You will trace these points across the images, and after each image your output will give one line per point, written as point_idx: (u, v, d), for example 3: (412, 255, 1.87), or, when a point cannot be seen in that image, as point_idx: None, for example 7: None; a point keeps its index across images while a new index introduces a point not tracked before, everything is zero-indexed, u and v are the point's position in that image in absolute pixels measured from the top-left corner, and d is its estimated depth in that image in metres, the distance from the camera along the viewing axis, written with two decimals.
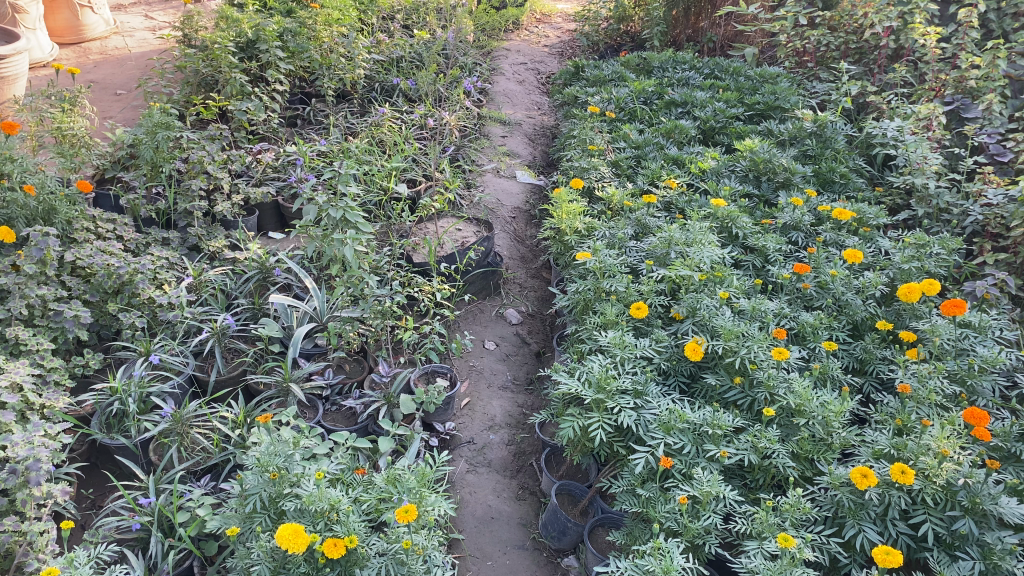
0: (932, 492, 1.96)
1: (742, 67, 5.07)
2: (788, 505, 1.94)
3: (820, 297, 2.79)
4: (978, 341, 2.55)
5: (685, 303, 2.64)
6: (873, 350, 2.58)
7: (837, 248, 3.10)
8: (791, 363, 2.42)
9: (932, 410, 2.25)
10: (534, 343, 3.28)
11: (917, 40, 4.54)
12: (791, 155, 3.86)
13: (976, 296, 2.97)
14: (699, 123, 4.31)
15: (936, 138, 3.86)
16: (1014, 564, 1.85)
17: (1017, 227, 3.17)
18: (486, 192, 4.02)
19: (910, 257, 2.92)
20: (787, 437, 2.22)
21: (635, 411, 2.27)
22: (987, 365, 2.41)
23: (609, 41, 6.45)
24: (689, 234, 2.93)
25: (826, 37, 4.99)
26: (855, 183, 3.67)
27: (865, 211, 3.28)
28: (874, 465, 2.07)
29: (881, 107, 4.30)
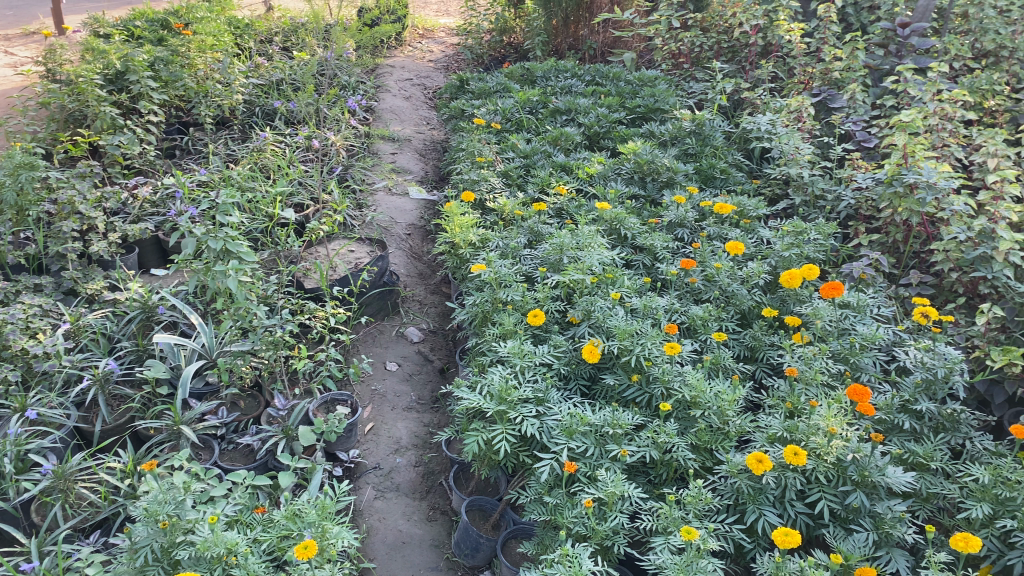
0: (825, 470, 2.03)
1: (623, 72, 5.18)
2: (691, 497, 1.97)
3: (708, 290, 2.87)
4: (857, 320, 2.68)
5: (579, 306, 2.66)
6: (762, 337, 2.66)
7: (721, 241, 3.20)
8: (684, 356, 2.48)
9: (820, 390, 2.34)
10: (437, 360, 3.24)
11: (783, 37, 4.74)
12: (672, 155, 3.96)
13: (853, 276, 3.11)
14: (584, 129, 4.38)
15: (806, 129, 4.03)
16: (904, 530, 1.96)
17: (886, 207, 3.34)
18: (378, 210, 3.96)
19: (789, 245, 3.05)
20: (685, 429, 2.27)
21: (537, 419, 2.27)
22: (866, 342, 2.53)
23: (493, 53, 6.49)
24: (579, 239, 2.96)
25: (698, 38, 5.16)
26: (735, 178, 3.83)
27: (745, 203, 3.41)
28: (769, 448, 2.12)
29: (755, 102, 4.46)
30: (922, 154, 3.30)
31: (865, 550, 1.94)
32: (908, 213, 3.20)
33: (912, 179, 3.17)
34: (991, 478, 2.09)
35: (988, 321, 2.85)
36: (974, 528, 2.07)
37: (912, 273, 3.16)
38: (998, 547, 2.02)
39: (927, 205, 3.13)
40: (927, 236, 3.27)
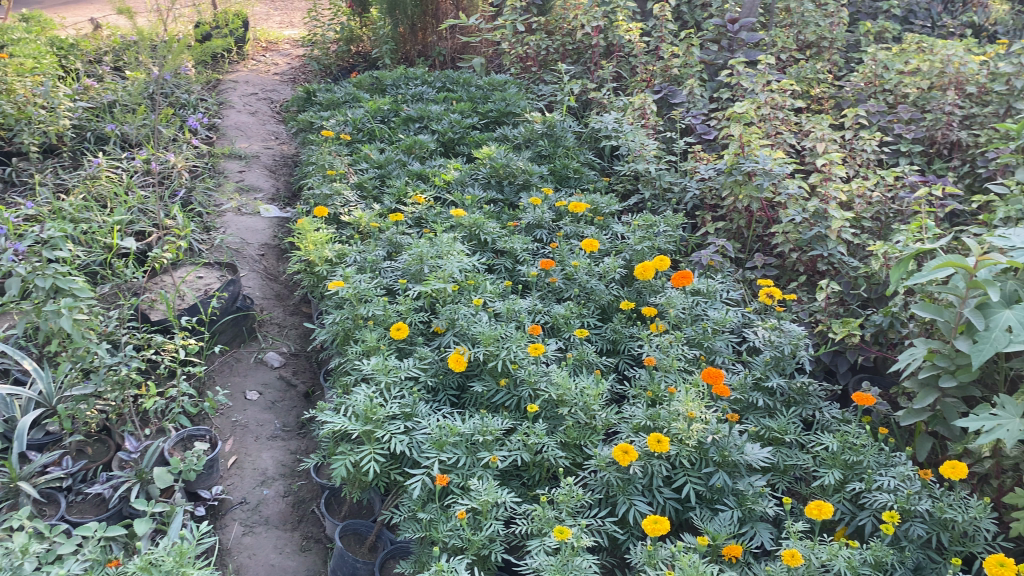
0: (688, 454, 2.09)
1: (472, 77, 5.19)
2: (562, 496, 1.98)
3: (569, 288, 2.91)
4: (708, 306, 2.79)
5: (443, 315, 2.62)
6: (622, 330, 2.72)
7: (578, 240, 3.25)
8: (549, 356, 2.50)
9: (679, 377, 2.41)
10: (300, 384, 3.14)
11: (623, 37, 4.90)
12: (526, 157, 4.00)
13: (703, 264, 3.24)
14: (438, 136, 4.35)
15: (651, 125, 4.17)
16: (765, 504, 2.06)
17: (729, 196, 3.49)
18: (227, 232, 3.80)
19: (642, 238, 3.14)
20: (554, 428, 2.28)
21: (406, 435, 2.22)
22: (718, 326, 2.64)
23: (341, 63, 6.37)
24: (437, 248, 2.93)
25: (543, 42, 5.23)
26: (588, 177, 3.93)
27: (598, 201, 3.48)
28: (634, 439, 2.17)
29: (601, 102, 4.57)
30: (757, 143, 3.47)
31: (731, 527, 2.01)
32: (749, 199, 3.36)
33: (750, 167, 3.32)
34: (839, 445, 2.21)
35: (828, 296, 3.03)
36: (828, 494, 2.19)
37: (757, 256, 3.32)
38: (850, 509, 2.15)
39: (765, 191, 3.30)
40: (768, 220, 3.45)
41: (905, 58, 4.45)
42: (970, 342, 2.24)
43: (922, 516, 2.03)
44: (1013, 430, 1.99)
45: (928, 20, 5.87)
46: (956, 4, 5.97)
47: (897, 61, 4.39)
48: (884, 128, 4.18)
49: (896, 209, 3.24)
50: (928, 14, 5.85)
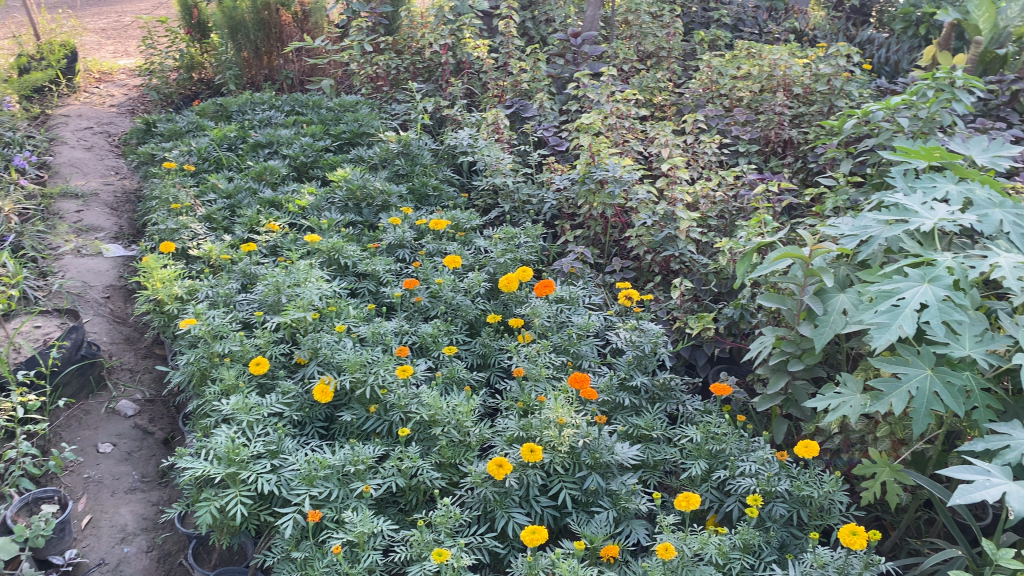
0: (561, 460, 2.12)
1: (322, 99, 5.09)
2: (440, 518, 1.96)
3: (435, 306, 2.88)
4: (571, 313, 2.83)
5: (305, 345, 2.54)
6: (491, 343, 2.72)
7: (441, 256, 3.24)
8: (418, 377, 2.47)
9: (547, 385, 2.44)
10: (159, 430, 2.97)
11: (471, 54, 4.95)
12: (382, 178, 3.96)
13: (564, 272, 3.29)
14: (289, 160, 4.24)
15: (505, 139, 4.22)
16: (638, 502, 2.11)
17: (584, 204, 3.58)
18: (67, 276, 3.55)
19: (504, 251, 3.17)
20: (428, 450, 2.26)
21: (273, 473, 2.14)
22: (582, 332, 2.69)
23: (183, 91, 6.10)
24: (294, 276, 2.84)
25: (393, 61, 5.18)
26: (447, 193, 3.92)
27: (459, 217, 3.49)
28: (508, 451, 2.17)
29: (455, 119, 4.60)
30: (606, 152, 3.58)
31: (607, 528, 2.05)
32: (603, 206, 3.46)
33: (601, 175, 3.43)
34: (703, 436, 2.30)
35: (683, 294, 3.15)
36: (696, 484, 2.26)
37: (615, 260, 3.41)
38: (717, 497, 2.22)
39: (617, 198, 3.41)
40: (622, 225, 3.56)
41: (737, 64, 4.72)
42: (811, 327, 2.38)
43: (783, 496, 2.13)
44: (855, 405, 2.13)
45: (756, 27, 6.23)
46: (778, 12, 6.41)
47: (730, 67, 4.64)
48: (723, 131, 4.41)
49: (738, 206, 3.42)
50: (755, 22, 6.22)
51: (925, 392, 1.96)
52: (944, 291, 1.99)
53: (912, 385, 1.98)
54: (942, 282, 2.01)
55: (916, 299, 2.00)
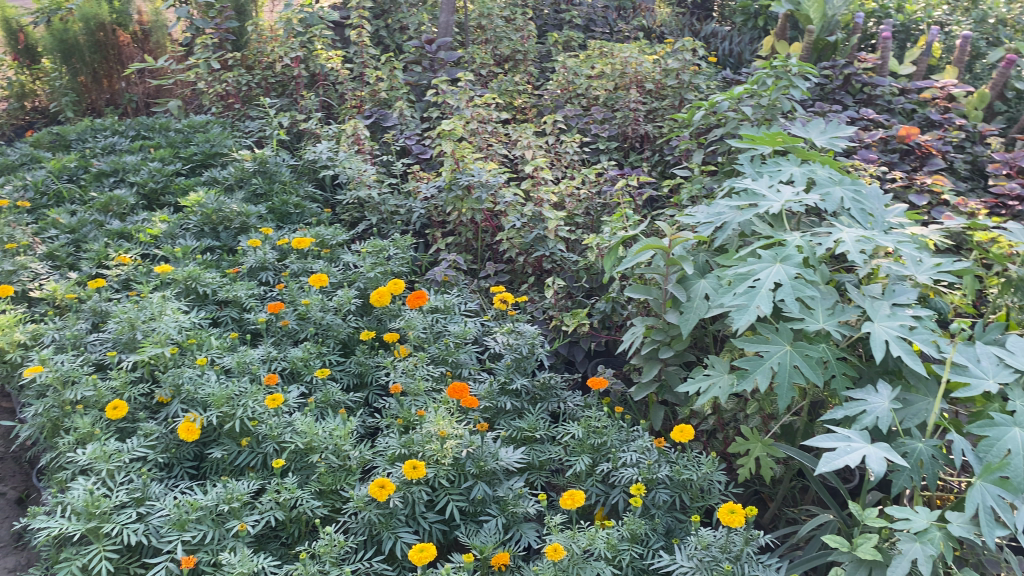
0: (445, 473, 2.09)
1: (170, 121, 4.84)
2: (323, 548, 1.88)
3: (303, 328, 2.78)
4: (447, 322, 2.80)
5: (166, 383, 2.39)
6: (366, 361, 2.65)
7: (307, 275, 3.14)
8: (291, 404, 2.37)
9: (427, 398, 2.40)
10: (10, 491, 2.74)
11: (325, 66, 4.83)
12: (239, 199, 3.79)
13: (437, 281, 3.25)
14: (138, 188, 4.01)
15: (366, 150, 4.15)
16: (526, 505, 2.11)
17: (452, 211, 3.56)
18: None
19: (373, 265, 3.10)
20: (306, 478, 2.18)
21: (140, 523, 2.00)
22: (459, 340, 2.66)
23: (14, 121, 5.66)
24: (149, 311, 2.68)
25: (243, 77, 4.99)
26: (310, 210, 3.83)
27: (323, 233, 3.39)
28: (391, 470, 2.12)
29: (313, 133, 4.48)
30: (470, 157, 3.57)
31: (497, 536, 2.04)
32: (471, 212, 3.44)
33: (466, 181, 3.41)
34: (584, 431, 2.33)
35: (556, 292, 3.17)
36: (581, 480, 2.28)
37: (488, 265, 3.40)
38: (603, 490, 2.25)
39: (484, 202, 3.40)
40: (492, 229, 3.56)
41: (590, 64, 4.81)
42: (678, 314, 2.44)
43: (664, 481, 2.18)
44: (724, 386, 2.19)
45: (607, 26, 6.37)
46: (626, 11, 6.60)
47: (584, 67, 4.72)
48: (582, 130, 4.49)
49: (602, 203, 3.49)
50: (605, 21, 6.37)
51: (785, 366, 2.04)
52: (795, 269, 2.08)
53: (773, 361, 2.06)
54: (792, 260, 2.10)
55: (770, 279, 2.08)
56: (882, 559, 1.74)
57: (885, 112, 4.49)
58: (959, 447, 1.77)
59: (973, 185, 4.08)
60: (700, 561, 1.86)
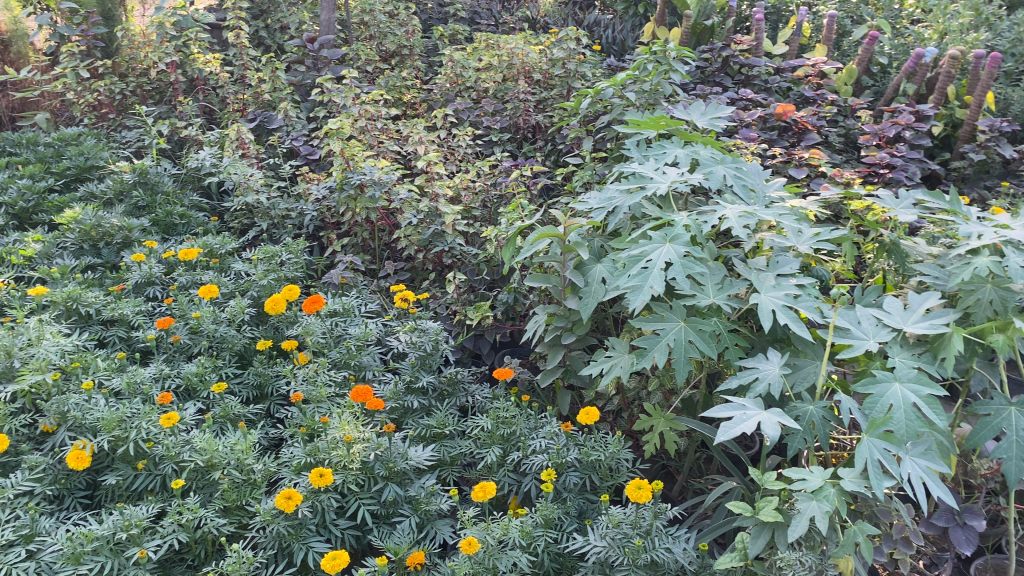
0: (354, 478, 2.05)
1: (38, 135, 4.57)
2: (231, 566, 1.82)
3: (196, 343, 2.68)
4: (347, 325, 2.75)
5: (50, 411, 2.26)
6: (266, 371, 2.57)
7: (197, 287, 3.02)
8: (188, 421, 2.29)
9: (331, 404, 2.36)
10: None
11: (203, 69, 4.65)
12: (119, 212, 3.62)
13: (334, 283, 3.19)
14: (6, 208, 3.77)
15: (252, 155, 4.03)
16: (439, 502, 2.10)
17: (346, 212, 3.49)
18: None
19: (266, 272, 3.02)
20: (209, 497, 2.10)
21: (30, 561, 1.89)
22: (361, 342, 2.62)
23: None
24: (25, 336, 2.52)
25: (117, 85, 4.76)
26: (196, 219, 3.72)
27: (212, 242, 3.28)
28: (297, 480, 2.06)
29: (195, 140, 4.32)
30: (360, 156, 3.51)
31: (411, 536, 2.02)
32: (366, 211, 3.39)
33: (359, 180, 3.35)
34: (493, 422, 2.32)
35: (457, 287, 3.16)
36: (493, 471, 2.28)
37: (387, 264, 3.35)
38: (515, 479, 2.26)
39: (378, 201, 3.35)
40: (388, 227, 3.51)
41: (477, 56, 4.80)
42: (576, 300, 2.47)
43: (574, 465, 2.20)
44: (625, 366, 2.24)
45: (492, 19, 6.37)
46: (510, 3, 6.62)
47: (472, 60, 4.72)
48: (474, 123, 4.49)
49: (497, 194, 3.49)
50: (490, 13, 6.36)
51: (681, 342, 2.10)
52: (684, 247, 2.14)
53: (670, 338, 2.11)
54: (681, 239, 2.16)
55: (661, 258, 2.13)
56: (783, 519, 1.81)
57: (762, 91, 4.66)
58: (846, 407, 1.85)
59: (846, 157, 4.30)
60: (612, 540, 1.89)
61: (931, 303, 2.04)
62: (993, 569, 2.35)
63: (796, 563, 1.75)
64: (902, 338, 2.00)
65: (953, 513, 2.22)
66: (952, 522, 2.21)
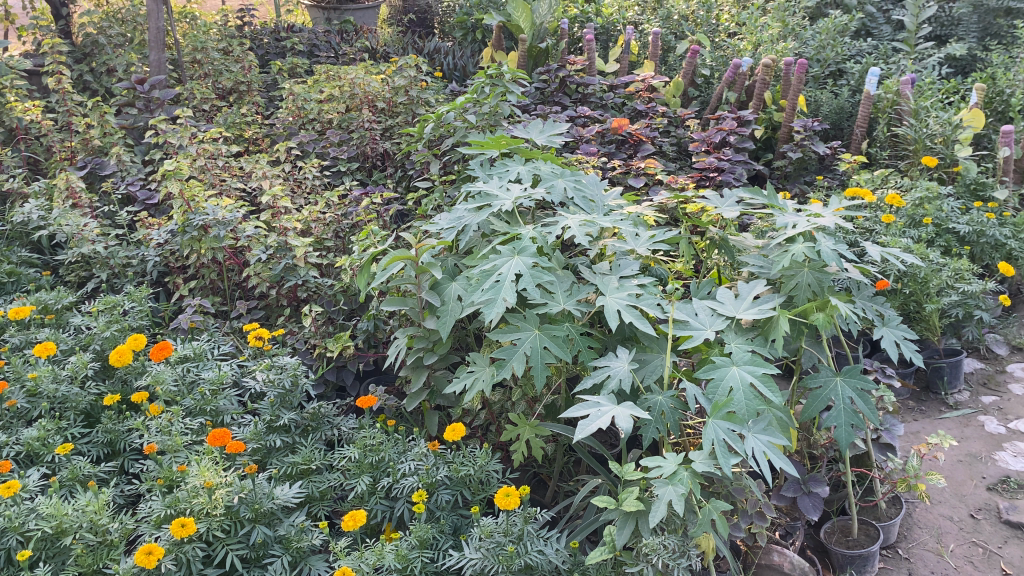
0: (218, 524, 1.99)
1: None
2: None
3: (35, 406, 2.51)
4: (200, 369, 2.66)
5: None
6: (116, 426, 2.45)
7: (31, 347, 2.84)
8: (31, 489, 2.15)
9: (188, 452, 2.28)
10: None
11: (23, 118, 4.37)
12: None
13: (184, 329, 3.09)
14: None
15: (84, 203, 3.83)
16: (310, 537, 2.07)
17: (191, 253, 3.37)
18: None
19: (107, 323, 2.88)
20: (62, 565, 1.98)
21: None
22: (216, 386, 2.54)
23: None
24: None
25: None
26: (26, 276, 3.50)
27: (46, 298, 3.09)
28: (158, 535, 1.98)
29: (19, 192, 4.06)
30: (201, 196, 3.41)
31: None
32: (212, 251, 3.29)
33: (201, 221, 3.25)
34: (360, 451, 2.29)
35: (315, 320, 3.12)
36: (364, 500, 2.26)
37: (240, 304, 3.26)
38: (387, 505, 2.25)
39: (224, 240, 3.27)
40: (238, 266, 3.43)
41: (318, 88, 4.77)
42: (435, 319, 2.50)
43: (444, 483, 2.23)
44: (486, 378, 2.28)
45: (331, 50, 6.31)
46: (348, 34, 6.61)
47: (312, 92, 4.69)
48: (320, 154, 4.43)
49: (348, 223, 3.48)
50: (329, 45, 6.32)
51: (537, 349, 2.17)
52: (532, 259, 2.22)
53: (526, 346, 2.18)
54: (528, 251, 2.24)
55: (510, 271, 2.19)
56: (644, 508, 1.90)
57: (599, 107, 4.88)
58: (691, 394, 1.97)
59: (680, 165, 4.57)
60: (486, 551, 1.92)
61: (759, 290, 2.20)
62: (841, 531, 2.55)
63: (660, 547, 1.84)
64: (736, 325, 2.15)
65: (799, 483, 2.40)
66: (800, 491, 2.38)
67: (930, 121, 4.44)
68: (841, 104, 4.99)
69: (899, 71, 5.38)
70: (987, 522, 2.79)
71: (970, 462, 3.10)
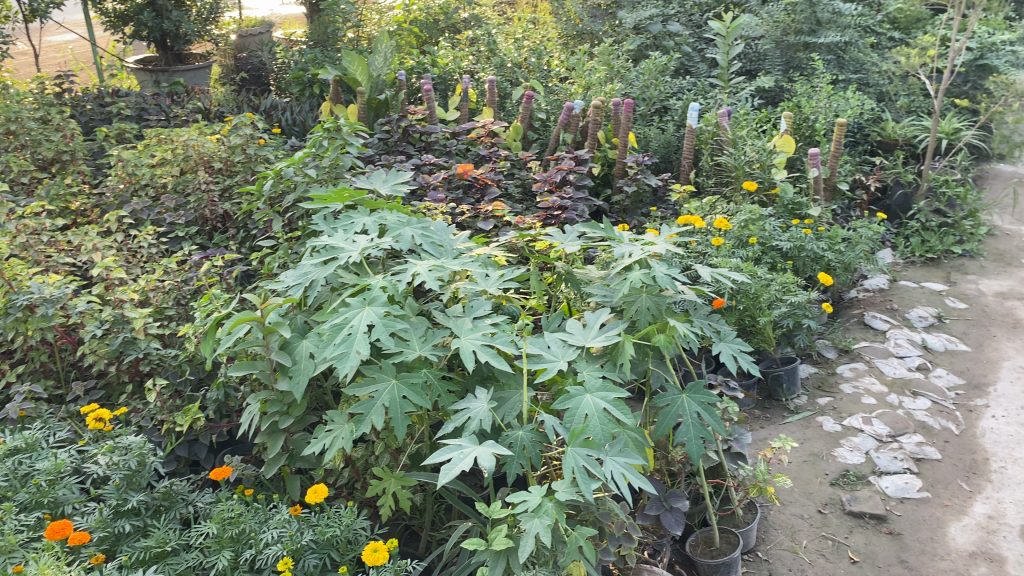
0: None
1: None
2: None
3: None
4: (33, 459, 2.46)
5: None
6: None
7: None
8: None
9: (24, 551, 2.10)
10: None
11: None
12: None
13: (14, 419, 2.85)
14: None
15: None
16: None
17: (15, 337, 3.13)
18: None
19: None
20: None
21: None
22: (53, 475, 2.36)
23: None
24: None
25: None
26: None
27: None
28: None
29: None
30: (24, 274, 3.18)
31: None
32: (40, 332, 3.07)
33: (25, 300, 3.03)
34: (218, 526, 2.18)
35: (160, 395, 2.97)
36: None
37: (75, 385, 3.05)
38: None
39: (53, 319, 3.06)
40: (71, 345, 3.22)
41: (148, 153, 4.58)
42: (288, 380, 2.44)
43: (310, 547, 2.17)
44: (346, 434, 2.25)
45: (162, 113, 6.07)
46: (179, 96, 6.39)
47: (142, 157, 4.50)
48: (155, 221, 4.24)
49: (189, 289, 3.34)
50: (158, 108, 6.08)
51: (396, 399, 2.16)
52: (383, 309, 2.22)
53: (384, 398, 2.16)
54: (378, 301, 2.24)
55: (362, 322, 2.18)
56: (514, 544, 1.92)
57: (443, 154, 4.95)
58: (549, 425, 2.01)
59: (525, 206, 4.70)
60: None
61: (604, 318, 2.29)
62: (704, 542, 2.66)
63: None
64: (585, 355, 2.23)
65: (661, 500, 2.49)
66: (662, 508, 2.48)
67: (748, 149, 4.78)
68: (668, 139, 5.31)
69: (717, 105, 5.78)
70: (833, 514, 2.99)
71: (814, 460, 3.32)
